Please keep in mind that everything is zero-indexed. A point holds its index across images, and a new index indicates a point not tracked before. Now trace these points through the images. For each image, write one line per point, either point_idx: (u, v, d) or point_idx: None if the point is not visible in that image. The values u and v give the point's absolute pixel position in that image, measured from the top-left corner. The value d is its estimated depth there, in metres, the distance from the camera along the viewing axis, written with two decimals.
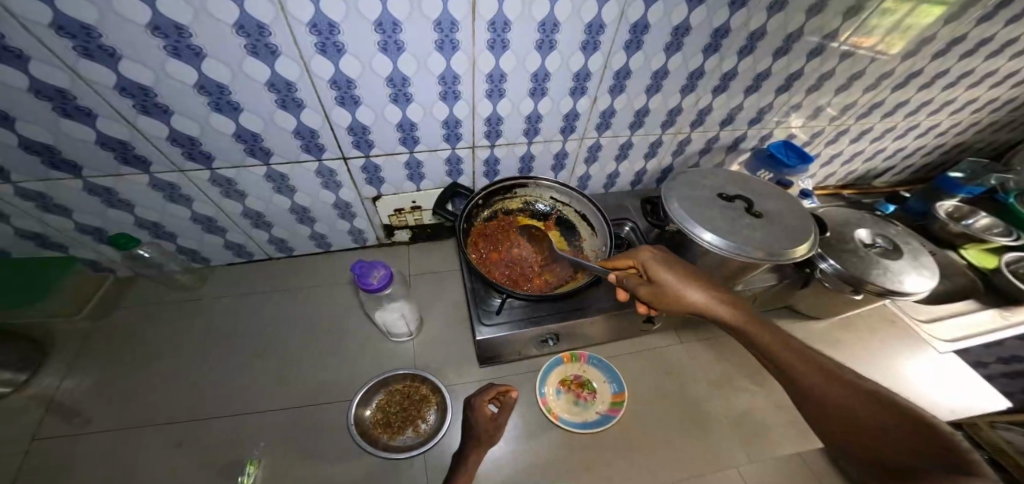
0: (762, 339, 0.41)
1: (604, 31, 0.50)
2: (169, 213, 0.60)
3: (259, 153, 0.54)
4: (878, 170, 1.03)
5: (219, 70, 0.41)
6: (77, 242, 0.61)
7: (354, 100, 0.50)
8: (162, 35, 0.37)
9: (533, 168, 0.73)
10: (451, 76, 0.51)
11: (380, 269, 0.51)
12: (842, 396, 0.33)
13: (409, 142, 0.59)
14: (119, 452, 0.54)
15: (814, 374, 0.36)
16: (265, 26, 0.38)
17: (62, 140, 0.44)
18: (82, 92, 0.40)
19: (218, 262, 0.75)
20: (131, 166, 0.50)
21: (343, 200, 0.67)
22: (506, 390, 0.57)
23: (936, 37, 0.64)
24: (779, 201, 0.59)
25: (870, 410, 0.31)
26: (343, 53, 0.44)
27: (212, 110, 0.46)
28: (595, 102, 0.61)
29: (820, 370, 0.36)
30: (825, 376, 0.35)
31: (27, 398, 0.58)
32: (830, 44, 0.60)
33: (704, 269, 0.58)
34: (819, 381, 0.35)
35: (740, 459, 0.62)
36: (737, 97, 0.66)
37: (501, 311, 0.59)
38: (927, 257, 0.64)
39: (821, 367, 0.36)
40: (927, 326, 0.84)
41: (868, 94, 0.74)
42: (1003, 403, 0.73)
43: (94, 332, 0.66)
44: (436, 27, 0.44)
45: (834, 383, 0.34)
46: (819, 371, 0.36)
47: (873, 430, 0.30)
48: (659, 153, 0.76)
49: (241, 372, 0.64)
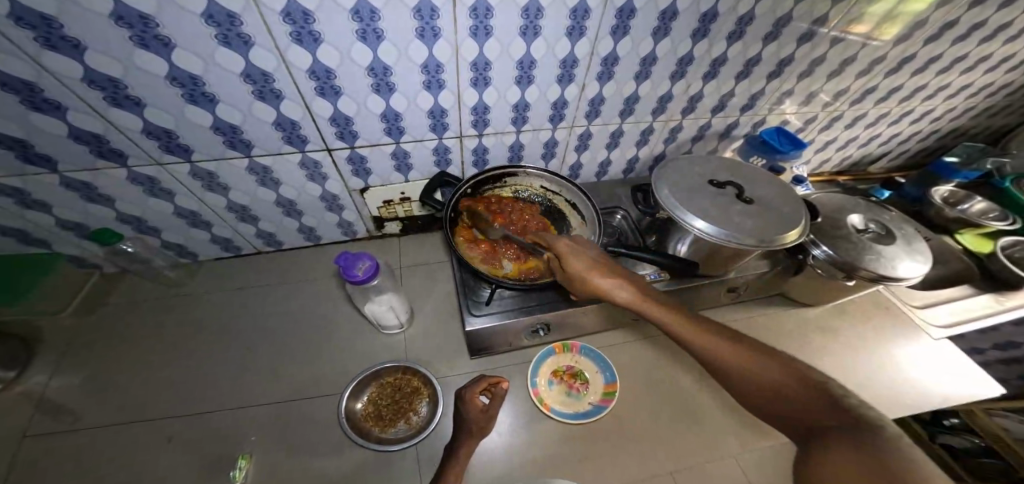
0: (680, 322, 0.44)
1: (590, 16, 0.48)
2: (151, 208, 0.59)
3: (239, 146, 0.53)
4: (874, 155, 1.02)
5: (190, 61, 0.40)
6: (59, 237, 0.60)
7: (335, 90, 0.49)
8: (127, 25, 0.35)
9: (522, 157, 0.72)
10: (434, 65, 0.50)
11: (366, 261, 0.50)
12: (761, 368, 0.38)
13: (395, 133, 0.58)
14: (108, 448, 0.54)
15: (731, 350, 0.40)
16: (235, 15, 0.37)
17: (33, 133, 0.43)
18: (50, 85, 0.39)
19: (206, 257, 0.74)
20: (107, 159, 0.49)
21: (330, 193, 0.67)
22: (496, 381, 0.56)
23: (930, 21, 0.63)
24: (771, 187, 0.59)
25: (783, 377, 0.36)
26: (319, 42, 0.42)
27: (187, 101, 0.45)
28: (583, 89, 0.60)
29: (735, 344, 0.40)
30: (745, 348, 0.40)
31: (18, 394, 0.58)
32: (821, 29, 0.59)
33: (694, 257, 0.58)
34: (740, 357, 0.39)
35: (731, 447, 0.62)
36: (729, 83, 0.65)
37: (491, 301, 0.59)
38: (920, 242, 0.63)
39: (734, 341, 0.41)
40: (922, 312, 0.84)
41: (862, 80, 0.73)
42: (996, 391, 0.73)
43: (83, 328, 0.66)
44: (416, 15, 0.43)
45: (754, 359, 0.38)
46: (737, 347, 0.40)
47: (794, 401, 0.34)
48: (650, 140, 0.75)
49: (232, 368, 0.63)
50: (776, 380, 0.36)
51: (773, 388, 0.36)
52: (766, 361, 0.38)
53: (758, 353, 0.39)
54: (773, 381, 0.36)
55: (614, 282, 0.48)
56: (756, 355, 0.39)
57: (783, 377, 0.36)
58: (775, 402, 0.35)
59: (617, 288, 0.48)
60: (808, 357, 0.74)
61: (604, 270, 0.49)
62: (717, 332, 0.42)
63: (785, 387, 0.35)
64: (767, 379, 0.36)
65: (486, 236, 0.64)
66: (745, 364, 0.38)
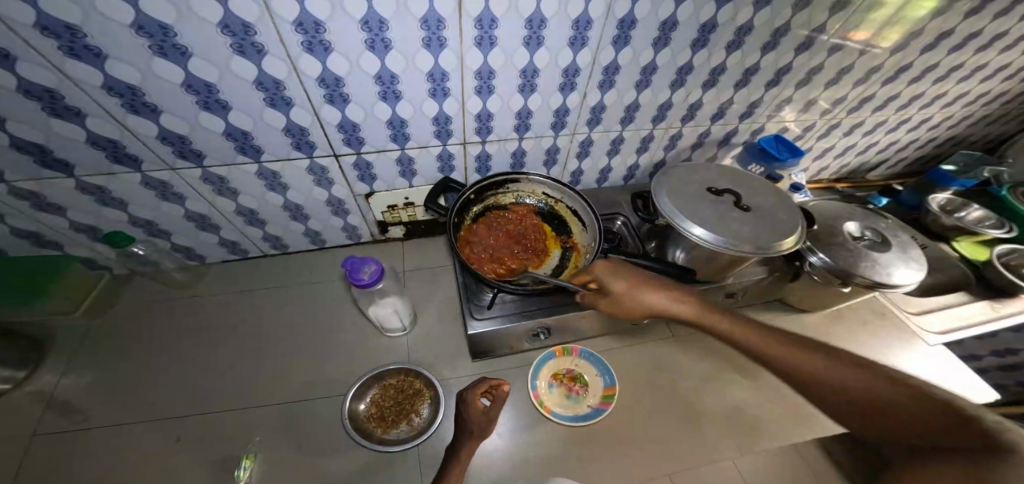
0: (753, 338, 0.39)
1: (592, 27, 0.50)
2: (163, 212, 0.60)
3: (250, 151, 0.54)
4: (871, 163, 1.03)
5: (205, 69, 0.42)
6: (72, 239, 0.61)
7: (344, 98, 0.50)
8: (147, 34, 0.37)
9: (525, 163, 0.73)
10: (440, 73, 0.51)
11: (371, 265, 0.52)
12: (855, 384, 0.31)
13: (400, 139, 0.60)
14: (117, 446, 0.55)
15: (833, 367, 0.33)
16: (250, 25, 0.39)
17: (53, 138, 0.45)
18: (70, 92, 0.40)
19: (214, 259, 0.76)
20: (123, 165, 0.51)
21: (336, 197, 0.68)
22: (497, 384, 0.58)
23: (925, 31, 0.64)
24: (770, 195, 0.60)
25: (897, 392, 0.29)
26: (329, 51, 0.44)
27: (201, 108, 0.46)
28: (585, 98, 0.61)
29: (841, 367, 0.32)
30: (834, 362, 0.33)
31: (27, 393, 0.59)
32: (820, 36, 0.60)
33: (693, 263, 0.59)
34: (829, 368, 0.33)
35: (729, 451, 0.63)
36: (727, 91, 0.66)
37: (493, 306, 0.60)
38: (915, 249, 0.64)
39: (830, 354, 0.34)
40: (919, 318, 0.84)
41: (858, 88, 0.74)
42: (990, 394, 0.74)
43: (93, 329, 0.67)
44: (423, 25, 0.44)
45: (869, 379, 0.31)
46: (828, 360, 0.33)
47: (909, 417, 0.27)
48: (651, 148, 0.77)
49: (238, 368, 0.65)
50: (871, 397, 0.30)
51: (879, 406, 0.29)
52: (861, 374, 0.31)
53: (863, 366, 0.32)
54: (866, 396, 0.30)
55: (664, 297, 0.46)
56: (854, 366, 0.32)
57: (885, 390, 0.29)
58: (884, 420, 0.28)
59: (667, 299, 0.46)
60: None
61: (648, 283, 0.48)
62: (788, 344, 0.36)
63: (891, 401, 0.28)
64: (862, 395, 0.30)
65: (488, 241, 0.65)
66: (836, 378, 0.32)
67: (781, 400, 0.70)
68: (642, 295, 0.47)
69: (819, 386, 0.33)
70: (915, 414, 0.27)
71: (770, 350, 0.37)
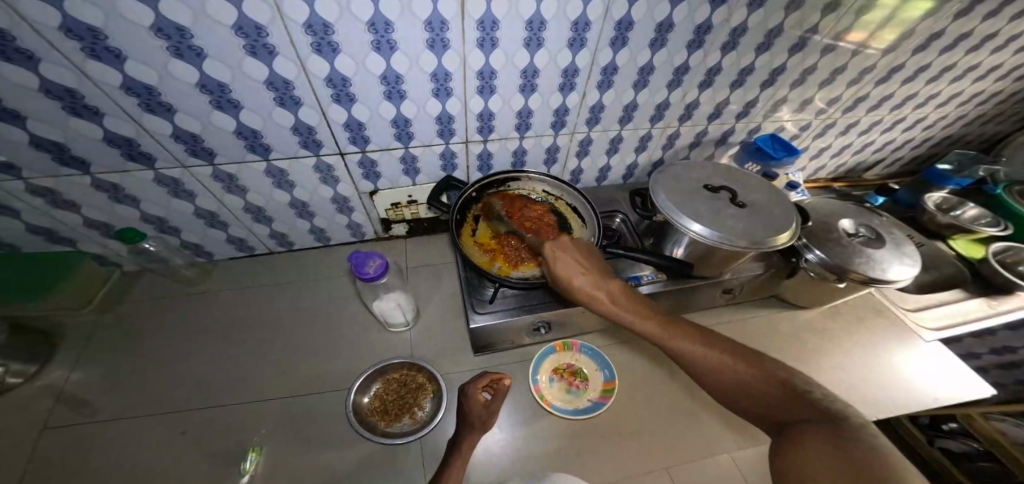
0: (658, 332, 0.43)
1: (590, 29, 0.51)
2: (173, 209, 0.62)
3: (259, 149, 0.56)
4: (868, 162, 1.05)
5: (218, 70, 0.44)
6: (84, 236, 0.63)
7: (350, 98, 0.52)
8: (165, 36, 0.39)
9: (525, 162, 0.75)
10: (443, 74, 0.53)
11: (376, 260, 0.53)
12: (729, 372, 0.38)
13: (404, 138, 0.61)
14: (127, 437, 0.57)
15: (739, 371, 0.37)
16: (262, 27, 0.40)
17: (71, 137, 0.46)
18: (90, 92, 0.42)
19: (221, 256, 0.77)
20: (137, 162, 0.52)
21: (341, 195, 0.69)
22: (499, 378, 0.59)
23: (917, 32, 0.65)
24: (764, 192, 0.61)
25: (759, 381, 0.36)
26: (337, 52, 0.46)
27: (214, 108, 0.48)
28: (584, 97, 0.63)
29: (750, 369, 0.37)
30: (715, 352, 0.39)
31: (40, 386, 0.60)
32: (813, 37, 0.62)
33: (690, 259, 0.60)
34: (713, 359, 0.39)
35: (726, 445, 0.63)
36: (724, 91, 0.68)
37: (494, 300, 0.62)
38: (909, 246, 0.65)
39: (714, 344, 0.40)
40: (915, 315, 0.85)
41: (853, 88, 0.75)
42: (986, 392, 0.74)
43: (104, 324, 0.69)
44: (427, 27, 0.46)
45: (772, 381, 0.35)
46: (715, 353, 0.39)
47: (769, 400, 0.34)
48: (649, 147, 0.78)
49: (244, 362, 0.66)
50: (741, 381, 0.37)
51: (746, 393, 0.36)
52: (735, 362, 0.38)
53: (739, 353, 0.38)
54: (736, 383, 0.37)
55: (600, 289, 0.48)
56: (730, 357, 0.38)
57: (751, 377, 0.36)
58: (748, 403, 0.36)
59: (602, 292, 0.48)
60: (804, 360, 0.75)
61: (589, 273, 0.49)
62: (683, 337, 0.42)
63: (756, 386, 0.36)
64: (734, 382, 0.37)
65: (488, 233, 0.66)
66: (717, 370, 0.38)
67: None
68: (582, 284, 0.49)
69: (712, 383, 0.38)
70: (788, 407, 0.33)
71: (674, 345, 0.42)
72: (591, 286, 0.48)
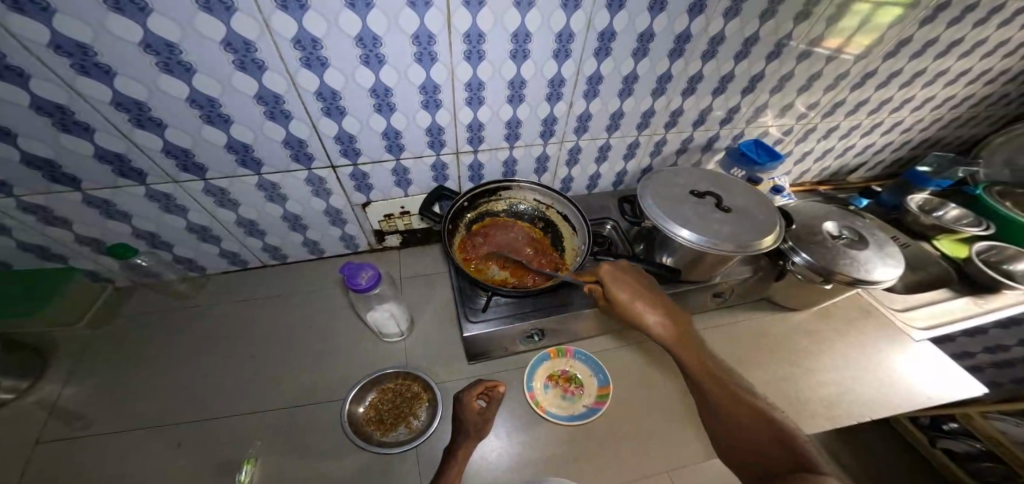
0: (706, 376, 0.46)
1: (574, 40, 0.53)
2: (165, 223, 0.62)
3: (251, 163, 0.57)
4: (851, 166, 1.08)
5: (209, 85, 0.45)
6: (76, 252, 0.63)
7: (340, 111, 0.53)
8: (154, 52, 0.40)
9: (516, 171, 0.76)
10: (432, 86, 0.54)
11: (368, 270, 0.54)
12: (753, 431, 0.41)
13: (395, 150, 0.62)
14: (116, 453, 0.56)
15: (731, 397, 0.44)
16: (251, 43, 0.42)
17: (60, 153, 0.47)
18: (80, 108, 0.43)
19: (214, 270, 0.77)
20: (128, 178, 0.53)
21: (334, 207, 0.70)
22: (494, 386, 0.61)
23: (888, 37, 0.68)
24: (750, 197, 0.62)
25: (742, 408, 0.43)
26: (326, 66, 0.47)
27: (204, 122, 0.49)
28: (571, 106, 0.65)
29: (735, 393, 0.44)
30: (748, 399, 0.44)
31: (28, 403, 0.59)
32: (789, 44, 0.64)
33: (678, 264, 0.62)
34: (742, 400, 0.43)
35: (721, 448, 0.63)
36: (706, 98, 0.70)
37: (488, 309, 0.62)
38: (892, 247, 0.67)
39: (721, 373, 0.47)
40: (904, 314, 0.86)
41: (830, 94, 0.78)
42: (979, 390, 0.74)
43: (95, 339, 0.68)
44: (414, 41, 0.47)
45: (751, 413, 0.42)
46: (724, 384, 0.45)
47: (774, 465, 0.37)
48: (637, 154, 0.80)
49: (237, 374, 0.66)
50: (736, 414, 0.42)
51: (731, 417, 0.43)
52: (763, 427, 0.40)
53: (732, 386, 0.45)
54: (754, 428, 0.41)
55: (646, 309, 0.52)
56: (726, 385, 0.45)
57: (747, 414, 0.42)
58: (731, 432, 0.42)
59: (649, 315, 0.52)
60: (798, 362, 0.76)
61: (638, 295, 0.54)
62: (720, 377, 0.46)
63: (768, 452, 0.38)
64: (729, 410, 0.43)
65: (482, 246, 0.68)
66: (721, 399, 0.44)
67: (774, 396, 0.69)
68: (635, 305, 0.53)
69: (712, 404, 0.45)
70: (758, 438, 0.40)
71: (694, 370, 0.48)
72: (638, 309, 0.53)
